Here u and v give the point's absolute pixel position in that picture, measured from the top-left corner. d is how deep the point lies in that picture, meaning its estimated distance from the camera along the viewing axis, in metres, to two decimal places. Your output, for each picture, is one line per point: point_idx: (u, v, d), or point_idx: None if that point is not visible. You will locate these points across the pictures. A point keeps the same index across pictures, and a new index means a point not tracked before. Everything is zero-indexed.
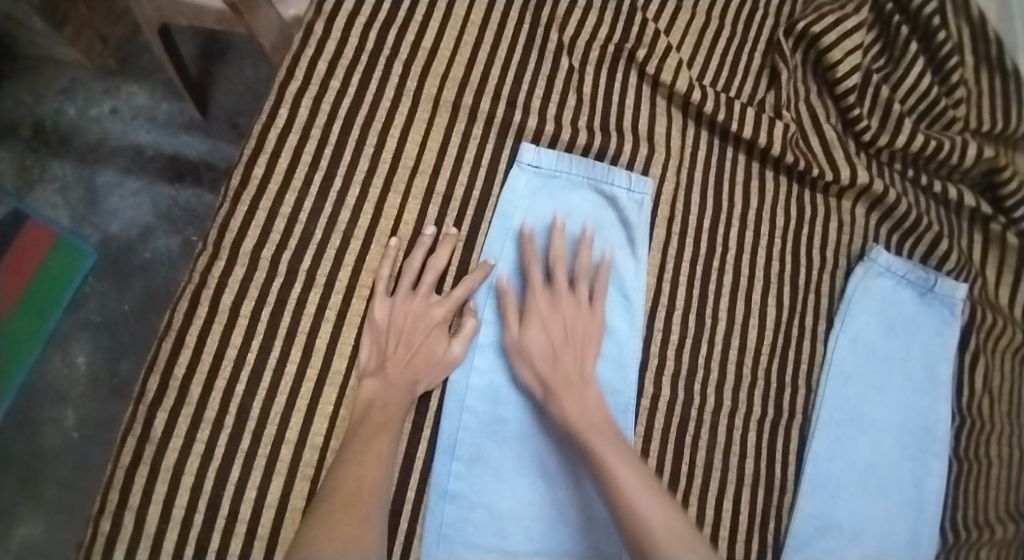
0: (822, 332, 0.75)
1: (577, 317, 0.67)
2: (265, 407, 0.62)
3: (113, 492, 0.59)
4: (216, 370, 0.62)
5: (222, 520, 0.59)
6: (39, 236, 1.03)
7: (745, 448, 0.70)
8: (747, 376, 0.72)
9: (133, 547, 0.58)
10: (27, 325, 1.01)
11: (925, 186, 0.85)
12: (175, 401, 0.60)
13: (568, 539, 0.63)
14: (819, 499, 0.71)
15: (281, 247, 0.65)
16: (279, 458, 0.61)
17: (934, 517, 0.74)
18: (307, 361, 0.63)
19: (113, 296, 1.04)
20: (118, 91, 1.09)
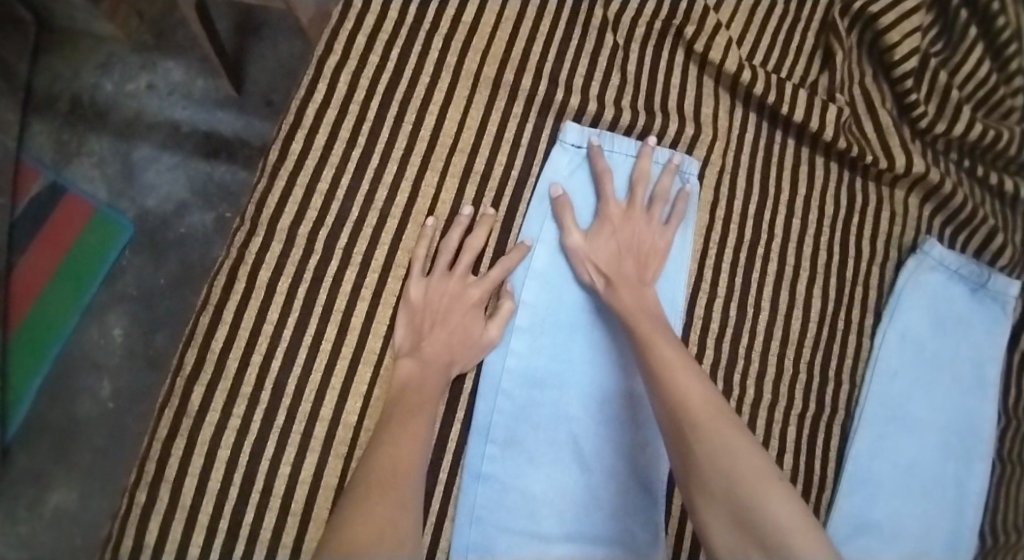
0: (867, 326, 0.73)
1: (647, 232, 0.68)
2: (299, 384, 0.61)
3: (149, 465, 0.59)
4: (252, 346, 0.61)
5: (256, 496, 0.59)
6: (77, 210, 1.04)
7: (785, 442, 0.68)
8: (789, 369, 0.70)
9: (168, 521, 0.58)
10: (64, 297, 1.02)
11: (980, 177, 0.81)
12: (212, 376, 0.60)
13: (604, 524, 0.62)
14: (858, 496, 0.69)
15: (318, 223, 0.64)
16: (313, 435, 0.61)
17: (974, 522, 0.72)
18: (342, 339, 0.63)
19: (148, 269, 1.04)
20: (154, 66, 1.09)
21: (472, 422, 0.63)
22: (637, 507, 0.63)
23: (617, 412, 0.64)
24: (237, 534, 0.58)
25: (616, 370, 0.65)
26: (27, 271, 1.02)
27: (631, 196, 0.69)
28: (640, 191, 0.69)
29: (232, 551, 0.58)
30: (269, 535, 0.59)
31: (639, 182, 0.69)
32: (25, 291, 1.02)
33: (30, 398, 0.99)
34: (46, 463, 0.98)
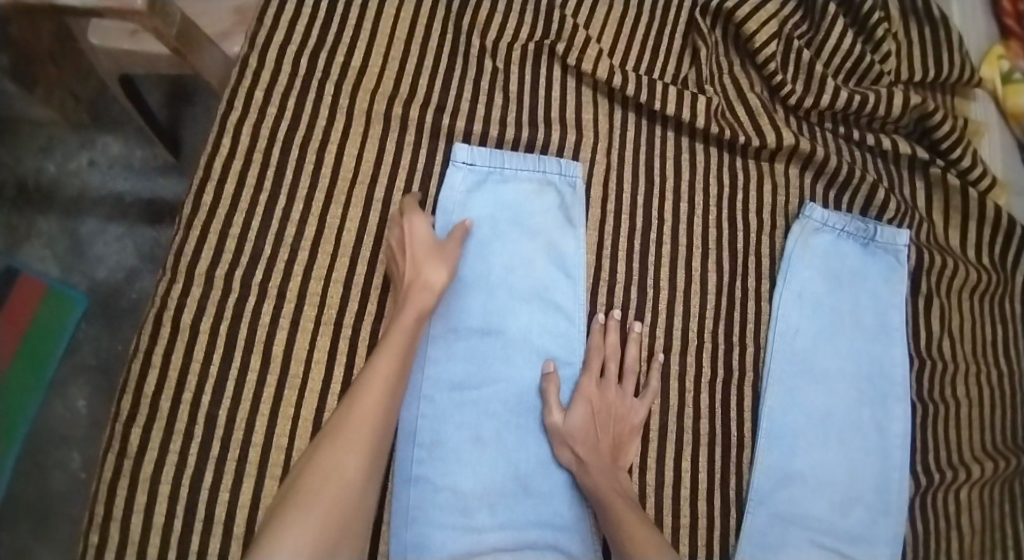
0: (764, 290, 0.79)
1: (510, 304, 0.71)
2: (230, 415, 0.66)
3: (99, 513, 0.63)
4: (182, 386, 0.66)
5: (200, 527, 0.63)
6: (33, 292, 1.07)
7: (699, 408, 0.73)
8: (693, 340, 0.74)
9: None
10: (24, 380, 1.04)
11: (858, 141, 0.88)
12: (147, 417, 0.65)
13: (533, 509, 0.67)
14: (778, 451, 0.73)
15: (233, 264, 0.70)
16: (249, 462, 0.65)
17: (900, 462, 0.76)
18: (266, 368, 0.67)
19: (105, 337, 1.09)
20: (93, 143, 1.15)
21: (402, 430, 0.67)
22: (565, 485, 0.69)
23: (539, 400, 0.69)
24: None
25: (530, 362, 0.70)
26: None
27: (496, 264, 0.72)
28: (501, 254, 0.73)
29: None
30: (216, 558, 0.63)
31: (495, 252, 0.73)
32: None
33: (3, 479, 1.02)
34: (23, 540, 1.01)
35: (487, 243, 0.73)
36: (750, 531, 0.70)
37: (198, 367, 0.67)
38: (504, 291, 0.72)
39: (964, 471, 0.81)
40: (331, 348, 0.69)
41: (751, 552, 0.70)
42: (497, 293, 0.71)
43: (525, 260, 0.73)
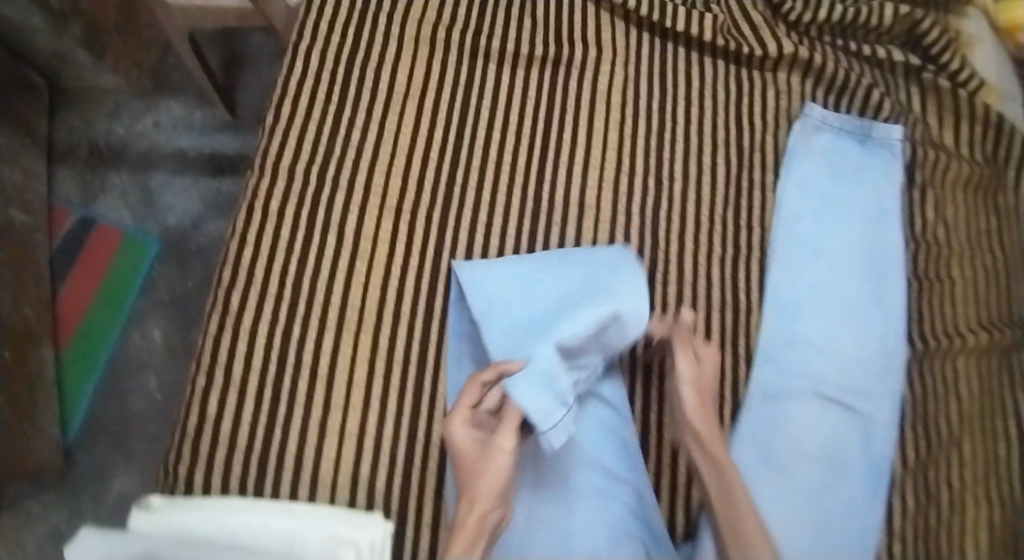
0: (768, 182, 0.88)
1: (540, 193, 0.84)
2: (311, 285, 0.77)
3: (200, 377, 0.74)
4: (270, 260, 0.78)
5: (287, 384, 0.74)
6: (110, 242, 1.22)
7: (711, 278, 0.82)
8: (705, 222, 0.84)
9: (218, 418, 0.72)
10: (106, 310, 1.19)
11: (853, 51, 0.97)
12: (241, 288, 0.77)
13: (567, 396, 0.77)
14: (783, 317, 0.82)
15: (312, 161, 0.82)
16: (319, 323, 0.76)
17: (898, 328, 0.83)
18: (343, 246, 0.79)
19: (177, 276, 1.21)
20: (157, 107, 1.28)
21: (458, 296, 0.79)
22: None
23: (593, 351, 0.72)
24: (275, 406, 0.73)
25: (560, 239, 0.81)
26: (70, 292, 1.19)
27: (531, 157, 0.85)
28: (535, 148, 0.86)
29: (273, 431, 0.72)
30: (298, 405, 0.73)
31: (533, 144, 0.86)
32: (70, 310, 1.19)
33: (87, 398, 1.16)
34: (109, 452, 1.13)
35: (522, 140, 0.86)
36: (759, 381, 0.80)
37: (282, 242, 0.79)
38: (545, 192, 0.84)
39: (960, 340, 0.87)
40: (392, 228, 0.81)
41: (759, 400, 0.79)
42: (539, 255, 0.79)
43: (555, 158, 0.86)
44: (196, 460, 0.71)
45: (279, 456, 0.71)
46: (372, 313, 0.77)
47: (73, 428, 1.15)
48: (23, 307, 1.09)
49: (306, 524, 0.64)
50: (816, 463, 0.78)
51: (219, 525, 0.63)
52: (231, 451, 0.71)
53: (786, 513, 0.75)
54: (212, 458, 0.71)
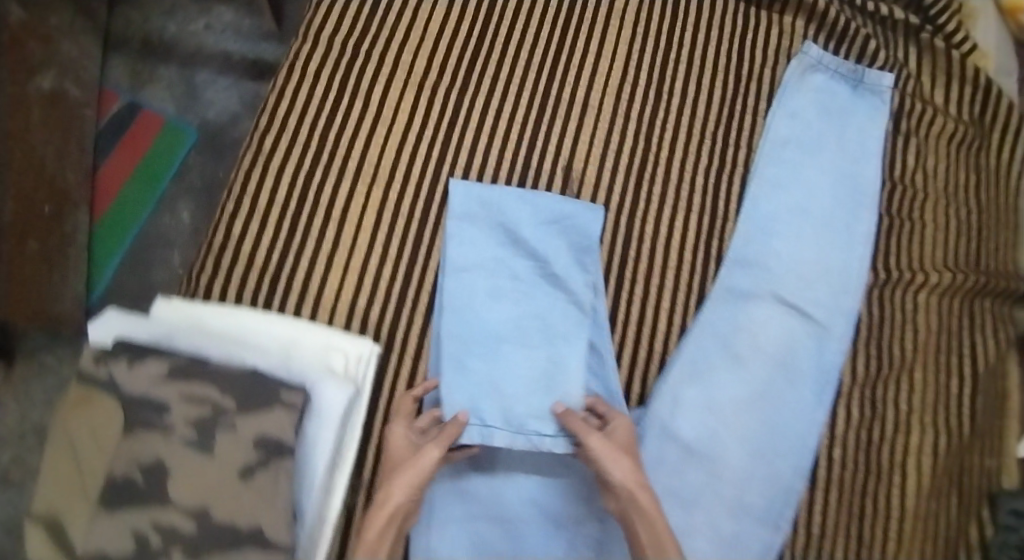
0: (761, 111, 0.94)
1: (554, 86, 0.90)
2: (334, 139, 0.84)
3: (229, 204, 0.81)
4: (298, 113, 0.85)
5: (303, 220, 0.81)
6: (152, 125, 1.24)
7: (694, 185, 0.89)
8: (697, 136, 0.90)
9: (240, 239, 0.80)
10: (142, 189, 1.21)
11: (860, 7, 1.02)
12: (270, 137, 0.83)
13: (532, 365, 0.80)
14: (757, 229, 0.88)
15: (349, 34, 0.89)
16: (336, 176, 0.82)
17: (864, 254, 0.88)
18: (367, 109, 0.86)
19: (211, 165, 1.23)
20: (209, 11, 1.30)
21: (466, 166, 0.85)
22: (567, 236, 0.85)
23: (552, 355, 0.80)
24: (286, 244, 0.80)
25: (567, 129, 0.88)
26: (110, 167, 1.21)
27: (550, 54, 0.92)
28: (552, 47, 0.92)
29: (286, 258, 0.79)
30: (308, 246, 0.80)
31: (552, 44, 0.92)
32: (108, 184, 1.20)
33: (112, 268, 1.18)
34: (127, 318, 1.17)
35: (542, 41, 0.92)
36: (726, 280, 0.86)
37: (312, 99, 0.85)
38: (556, 86, 0.90)
39: (924, 276, 0.93)
40: (413, 101, 0.87)
41: (723, 295, 0.85)
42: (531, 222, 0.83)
43: (572, 57, 0.92)
44: (218, 273, 0.79)
45: (288, 282, 0.79)
46: (386, 173, 0.83)
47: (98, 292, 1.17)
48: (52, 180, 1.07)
49: (302, 332, 0.73)
50: (768, 360, 0.85)
51: (228, 320, 0.73)
52: (248, 268, 0.79)
53: (733, 398, 0.83)
54: (230, 274, 0.79)
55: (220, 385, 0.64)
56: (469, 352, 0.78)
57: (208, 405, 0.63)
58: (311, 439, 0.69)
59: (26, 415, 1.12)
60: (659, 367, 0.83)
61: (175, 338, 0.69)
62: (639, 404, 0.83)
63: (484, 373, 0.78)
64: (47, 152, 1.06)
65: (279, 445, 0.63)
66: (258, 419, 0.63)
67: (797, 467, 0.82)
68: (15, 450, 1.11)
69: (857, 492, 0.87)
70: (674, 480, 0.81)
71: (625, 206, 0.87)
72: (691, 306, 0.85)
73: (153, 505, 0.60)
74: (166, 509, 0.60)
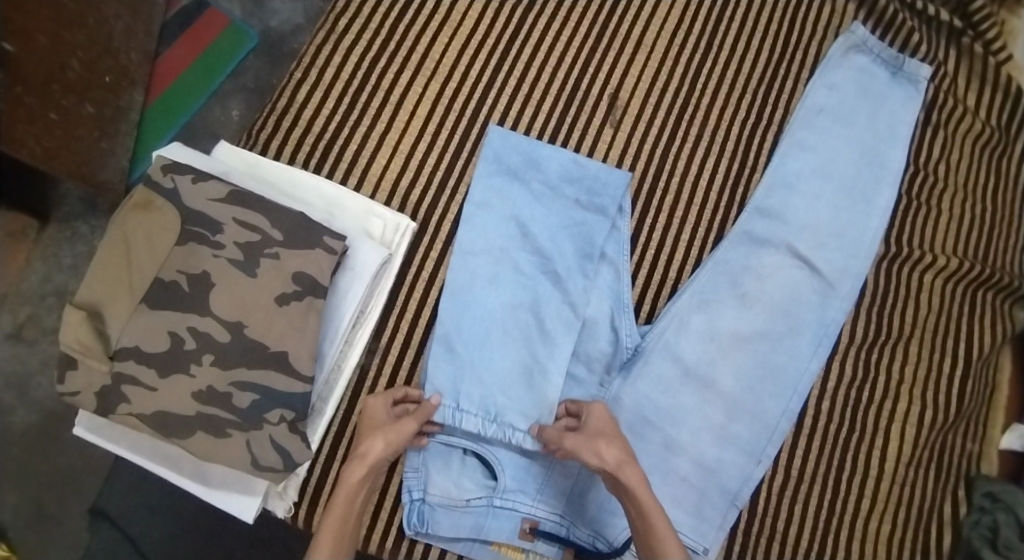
0: (803, 78, 0.98)
1: (615, 17, 0.94)
2: (402, 31, 0.89)
3: (297, 74, 0.86)
4: (374, 2, 0.89)
5: (365, 98, 0.86)
6: (215, 25, 1.27)
7: (729, 135, 0.93)
8: (738, 94, 0.95)
9: (303, 105, 0.85)
10: (197, 80, 1.25)
11: (920, 10, 1.03)
12: (344, 16, 0.88)
13: (520, 356, 0.80)
14: (781, 186, 0.92)
15: None
16: (399, 67, 0.88)
17: (878, 225, 0.93)
18: (438, 9, 0.90)
19: (266, 70, 1.28)
20: None
21: (521, 76, 0.90)
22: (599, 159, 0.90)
23: (538, 343, 0.80)
24: (346, 118, 0.85)
25: (620, 58, 0.93)
26: (170, 57, 1.25)
27: None
28: None
29: (343, 131, 0.85)
30: (367, 122, 0.85)
31: None
32: (166, 73, 1.24)
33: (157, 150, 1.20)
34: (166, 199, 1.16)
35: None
36: (745, 224, 0.90)
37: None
38: (614, 19, 0.94)
39: (933, 257, 0.97)
40: (481, 11, 0.91)
41: (740, 238, 0.90)
42: (549, 209, 0.83)
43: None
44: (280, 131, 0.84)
45: (341, 153, 0.84)
46: (446, 70, 0.89)
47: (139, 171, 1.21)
48: (116, 53, 1.09)
49: (346, 198, 0.77)
50: (773, 305, 0.89)
51: (283, 173, 0.77)
52: (305, 133, 0.84)
53: (737, 333, 0.87)
54: (290, 137, 0.84)
55: (271, 218, 0.67)
56: (494, 249, 0.82)
57: (257, 233, 0.66)
58: (339, 294, 0.73)
59: (50, 276, 1.09)
60: (670, 291, 0.88)
61: (232, 177, 0.73)
62: (646, 321, 0.87)
63: (501, 273, 0.82)
64: (117, 25, 1.08)
65: (316, 283, 0.67)
66: (300, 256, 0.67)
67: (785, 409, 0.87)
68: (31, 308, 1.08)
69: (838, 445, 0.91)
70: (670, 399, 0.85)
71: (662, 142, 0.91)
72: (709, 242, 0.90)
73: (190, 310, 0.64)
74: (203, 318, 0.64)
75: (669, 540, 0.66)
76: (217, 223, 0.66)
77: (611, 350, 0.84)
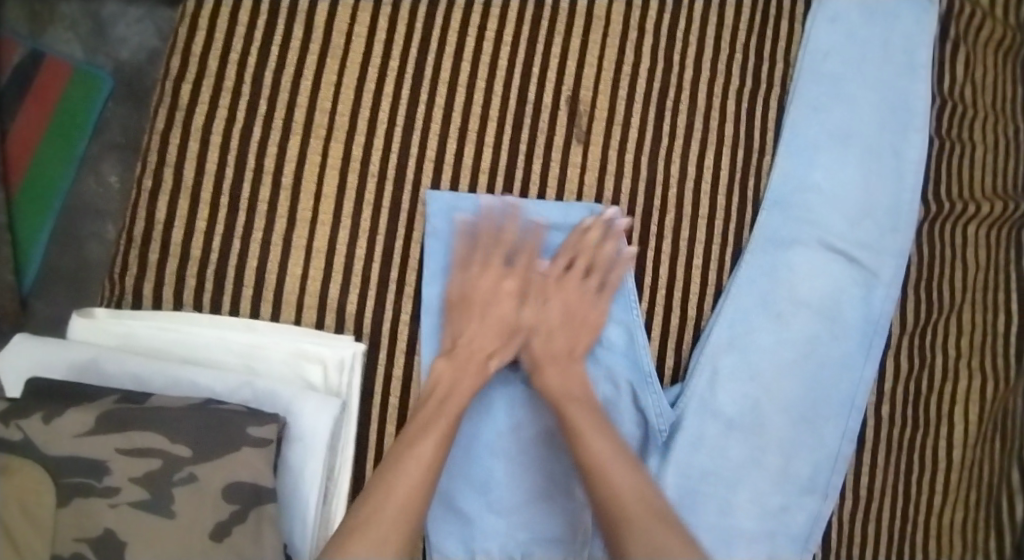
0: (799, 11, 0.76)
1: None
2: (276, 78, 0.66)
3: (146, 182, 0.65)
4: (229, 48, 0.67)
5: (248, 192, 0.65)
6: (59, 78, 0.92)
7: (725, 111, 0.73)
8: (728, 53, 0.73)
9: (168, 227, 0.65)
10: (59, 153, 0.91)
11: None
12: (197, 72, 0.66)
13: (530, 489, 0.67)
14: (797, 159, 0.73)
15: None
16: (293, 133, 0.66)
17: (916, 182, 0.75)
18: (309, 38, 0.67)
19: (134, 118, 0.93)
20: None
21: (447, 101, 0.68)
22: (573, 191, 0.69)
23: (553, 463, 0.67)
24: (235, 219, 0.65)
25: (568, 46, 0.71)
26: (20, 134, 0.91)
27: None
28: None
29: (231, 245, 0.65)
30: (260, 226, 0.65)
31: None
32: (20, 154, 0.91)
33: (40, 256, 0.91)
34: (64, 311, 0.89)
35: None
36: (765, 226, 0.72)
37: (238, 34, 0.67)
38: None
39: (977, 206, 0.80)
40: (370, 23, 0.68)
41: (763, 247, 0.72)
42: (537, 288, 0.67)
43: None
44: (148, 271, 0.64)
45: (238, 272, 0.65)
46: (364, 123, 0.67)
47: (31, 276, 0.91)
48: None
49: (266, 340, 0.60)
50: (814, 316, 0.73)
51: (173, 331, 0.60)
52: (184, 259, 0.65)
53: (779, 363, 0.72)
54: (164, 271, 0.65)
55: (168, 429, 0.51)
56: None
57: (156, 456, 0.50)
58: (293, 475, 0.57)
59: None
60: (692, 337, 0.72)
61: (103, 363, 0.57)
62: (674, 381, 0.73)
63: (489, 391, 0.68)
64: None
65: (257, 490, 0.51)
66: (221, 465, 0.51)
67: (844, 431, 0.74)
68: None
69: (903, 450, 0.80)
70: (719, 461, 0.72)
71: (646, 152, 0.71)
72: (727, 262, 0.72)
73: None
74: None
75: (628, 489, 0.58)
76: (100, 462, 0.50)
77: (641, 432, 0.72)
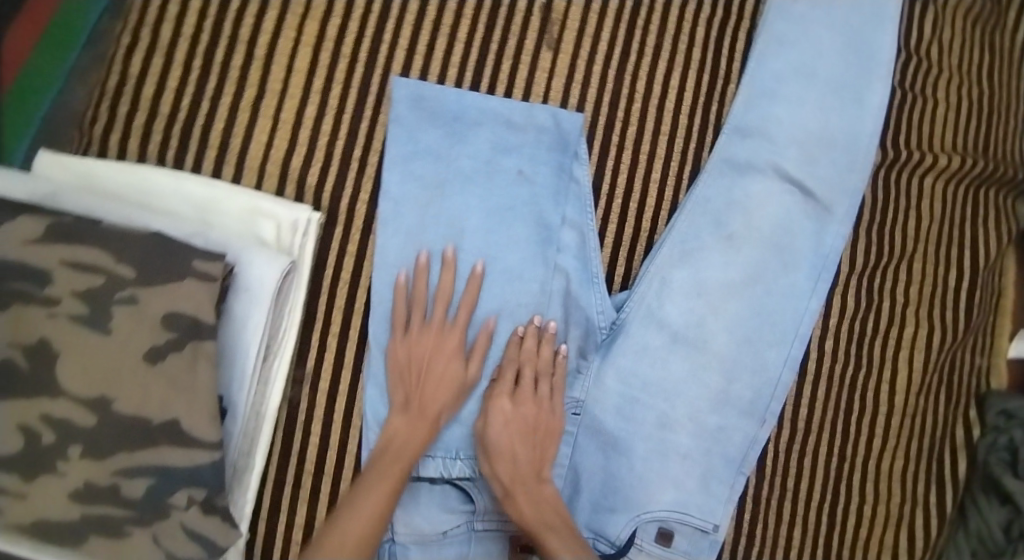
0: None
1: None
2: None
3: (125, 38, 0.67)
4: None
5: (220, 59, 0.67)
6: None
7: (694, 38, 0.76)
8: None
9: (140, 81, 0.66)
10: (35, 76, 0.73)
11: None
12: None
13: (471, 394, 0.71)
14: (758, 89, 0.75)
15: None
16: (268, 10, 0.68)
17: (875, 124, 0.76)
18: None
19: None
20: None
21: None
22: (539, 94, 0.72)
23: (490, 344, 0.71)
24: (206, 83, 0.67)
25: None
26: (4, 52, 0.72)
27: None
28: None
29: (199, 106, 0.67)
30: (230, 95, 0.67)
31: None
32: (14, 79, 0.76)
33: None
34: None
35: None
36: (723, 148, 0.74)
37: None
38: None
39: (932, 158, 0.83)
40: None
41: (718, 168, 0.74)
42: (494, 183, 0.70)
43: None
44: (116, 123, 0.66)
45: (203, 134, 0.67)
46: (340, 10, 0.69)
47: None
48: None
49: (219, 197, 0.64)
50: (764, 240, 0.75)
51: (130, 177, 0.63)
52: (152, 114, 0.66)
53: (726, 282, 0.74)
54: (133, 123, 0.66)
55: (115, 250, 0.56)
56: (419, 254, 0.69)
57: (101, 273, 0.55)
58: (234, 322, 0.60)
59: None
60: (644, 250, 0.75)
61: (61, 198, 0.60)
62: (621, 288, 0.75)
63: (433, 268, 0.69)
64: None
65: (196, 323, 0.56)
66: (163, 293, 0.56)
67: (787, 358, 0.75)
68: None
69: (845, 389, 0.82)
70: (660, 371, 0.74)
71: (613, 66, 0.74)
72: (684, 180, 0.75)
73: (41, 394, 0.54)
74: (56, 401, 0.54)
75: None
76: (44, 271, 0.55)
77: (583, 329, 0.73)
